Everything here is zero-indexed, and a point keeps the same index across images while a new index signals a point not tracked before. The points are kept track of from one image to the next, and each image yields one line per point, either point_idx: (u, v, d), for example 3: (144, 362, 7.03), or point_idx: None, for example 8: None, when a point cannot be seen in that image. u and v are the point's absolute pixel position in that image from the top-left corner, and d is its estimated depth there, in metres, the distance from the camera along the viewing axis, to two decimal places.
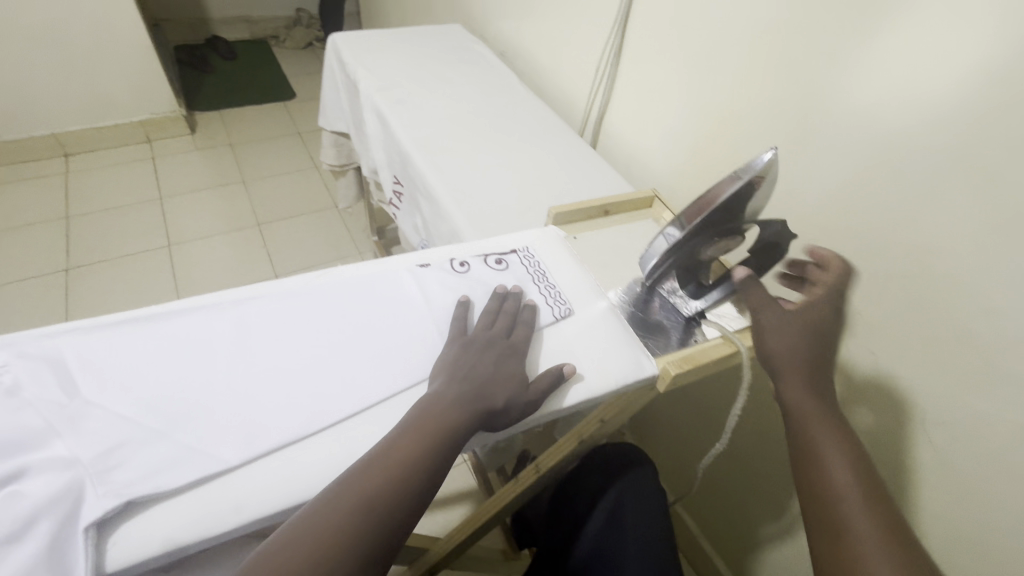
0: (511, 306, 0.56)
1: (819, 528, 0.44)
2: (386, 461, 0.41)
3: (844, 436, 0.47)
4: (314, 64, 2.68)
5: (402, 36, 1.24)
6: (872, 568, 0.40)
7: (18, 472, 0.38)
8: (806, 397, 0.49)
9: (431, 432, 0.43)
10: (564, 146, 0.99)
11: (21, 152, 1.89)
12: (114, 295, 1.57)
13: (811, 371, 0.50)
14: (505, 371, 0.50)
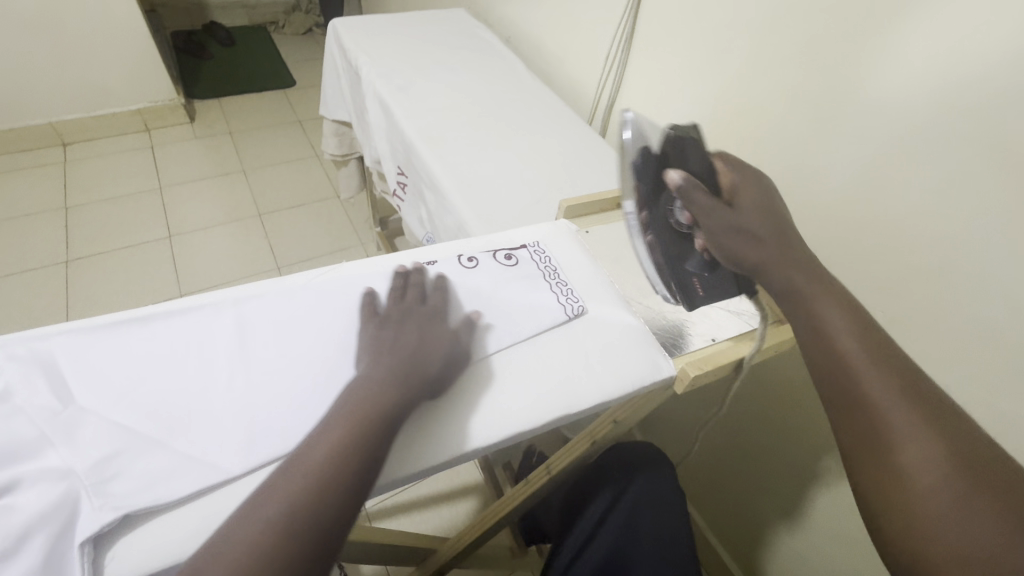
0: (417, 279, 0.53)
1: (853, 436, 0.40)
2: (312, 449, 0.38)
3: (866, 332, 0.43)
4: (315, 50, 2.63)
5: (404, 20, 1.20)
6: (899, 438, 0.37)
7: (12, 484, 0.37)
8: (817, 300, 0.45)
9: (356, 410, 0.40)
10: (573, 135, 0.96)
11: (19, 142, 1.86)
12: (114, 287, 1.55)
13: (782, 248, 0.48)
14: (428, 336, 0.48)
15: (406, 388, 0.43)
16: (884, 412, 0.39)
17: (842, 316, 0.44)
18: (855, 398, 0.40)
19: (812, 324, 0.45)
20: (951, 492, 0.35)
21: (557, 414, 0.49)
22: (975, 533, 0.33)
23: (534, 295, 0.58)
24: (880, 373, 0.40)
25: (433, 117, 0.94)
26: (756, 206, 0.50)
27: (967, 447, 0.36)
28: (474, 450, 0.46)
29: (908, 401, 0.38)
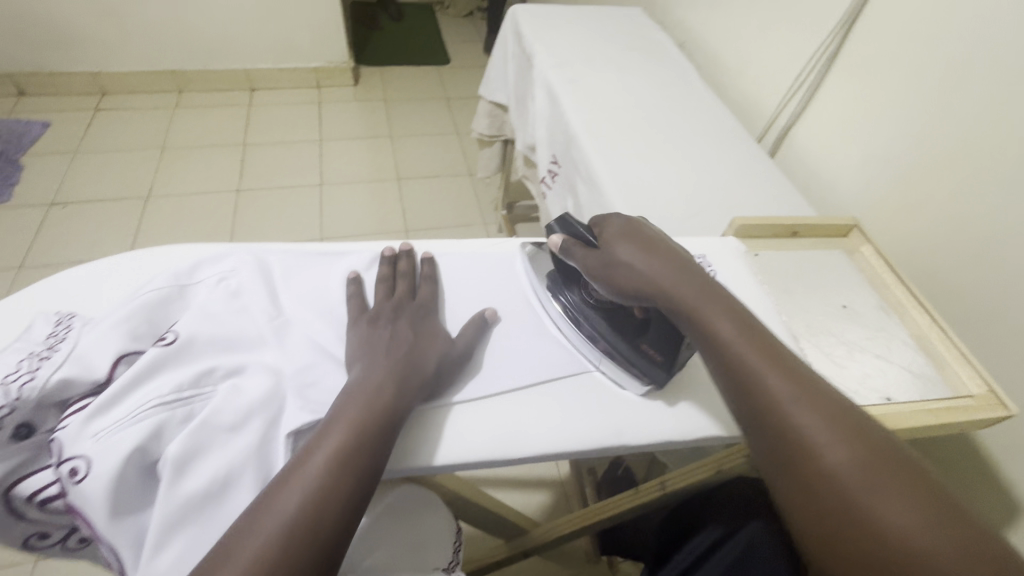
0: (406, 268, 0.54)
1: (770, 452, 0.41)
2: (314, 449, 0.38)
3: (758, 335, 0.44)
4: (472, 32, 2.75)
5: (583, 13, 1.22)
6: (880, 508, 0.36)
7: (238, 368, 0.42)
8: (701, 303, 0.46)
9: (366, 407, 0.41)
10: (741, 153, 0.91)
11: (219, 81, 2.15)
12: (270, 219, 1.75)
13: (704, 286, 0.47)
14: (426, 332, 0.49)
15: (399, 384, 0.43)
16: (797, 422, 0.40)
17: (732, 318, 0.45)
18: (766, 412, 0.41)
19: (705, 338, 0.45)
20: (878, 492, 0.36)
21: (703, 434, 0.50)
22: (904, 526, 0.34)
23: None
24: (782, 380, 0.41)
25: (600, 113, 0.95)
26: (623, 236, 0.51)
27: (873, 434, 0.39)
28: (626, 445, 0.48)
29: (812, 409, 0.40)
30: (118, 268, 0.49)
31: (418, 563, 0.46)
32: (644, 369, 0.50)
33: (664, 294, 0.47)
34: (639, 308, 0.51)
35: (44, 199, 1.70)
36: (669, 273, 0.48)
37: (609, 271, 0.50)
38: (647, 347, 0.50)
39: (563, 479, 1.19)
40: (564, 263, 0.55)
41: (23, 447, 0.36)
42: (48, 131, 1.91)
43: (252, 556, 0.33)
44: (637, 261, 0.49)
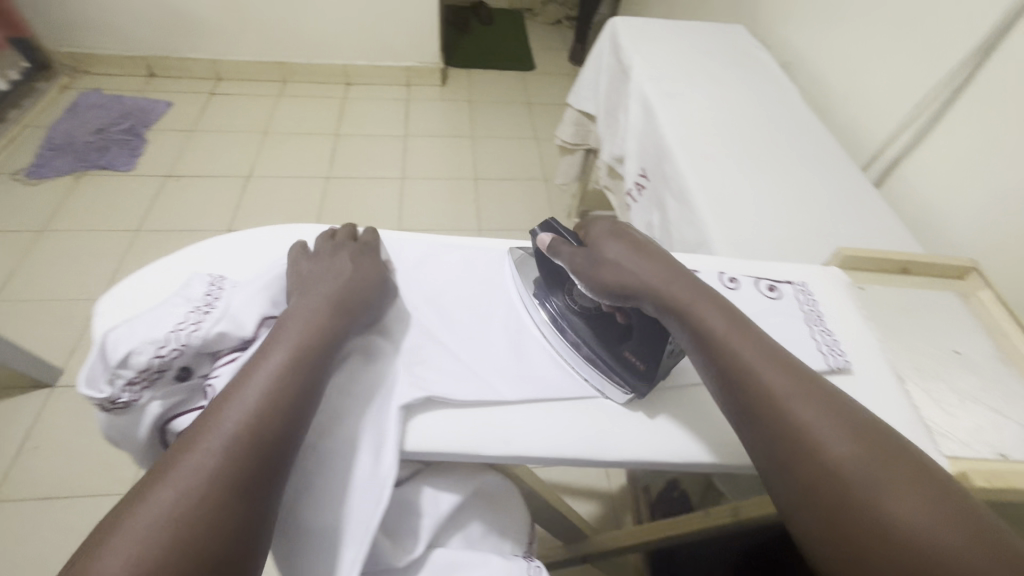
0: (364, 235, 0.55)
1: (766, 451, 0.40)
2: (252, 382, 0.39)
3: (750, 333, 0.44)
4: (559, 40, 2.79)
5: (683, 29, 1.21)
6: (882, 502, 0.35)
7: None
8: (680, 296, 0.46)
9: (303, 344, 0.42)
10: (843, 181, 0.88)
11: (320, 74, 2.30)
12: (354, 206, 1.85)
13: (670, 276, 0.47)
14: (357, 283, 0.49)
15: (333, 324, 0.45)
16: (798, 417, 0.39)
17: (721, 313, 0.45)
18: (760, 409, 0.41)
19: (690, 330, 0.45)
20: (879, 484, 0.36)
21: None
22: (910, 518, 0.34)
23: (790, 336, 0.53)
24: (780, 374, 0.41)
25: (695, 130, 0.94)
26: (608, 236, 0.50)
27: (863, 429, 0.38)
28: (728, 465, 0.46)
29: (809, 404, 0.40)
30: (257, 238, 0.55)
31: (492, 546, 0.48)
32: (622, 374, 0.48)
33: (651, 289, 0.47)
34: (621, 313, 0.50)
35: (162, 171, 1.88)
36: (650, 267, 0.48)
37: (595, 269, 0.48)
38: (629, 354, 0.48)
39: (613, 492, 1.19)
40: (552, 265, 0.53)
41: (182, 387, 0.43)
42: (170, 110, 2.11)
43: (184, 480, 0.35)
44: (622, 256, 0.48)
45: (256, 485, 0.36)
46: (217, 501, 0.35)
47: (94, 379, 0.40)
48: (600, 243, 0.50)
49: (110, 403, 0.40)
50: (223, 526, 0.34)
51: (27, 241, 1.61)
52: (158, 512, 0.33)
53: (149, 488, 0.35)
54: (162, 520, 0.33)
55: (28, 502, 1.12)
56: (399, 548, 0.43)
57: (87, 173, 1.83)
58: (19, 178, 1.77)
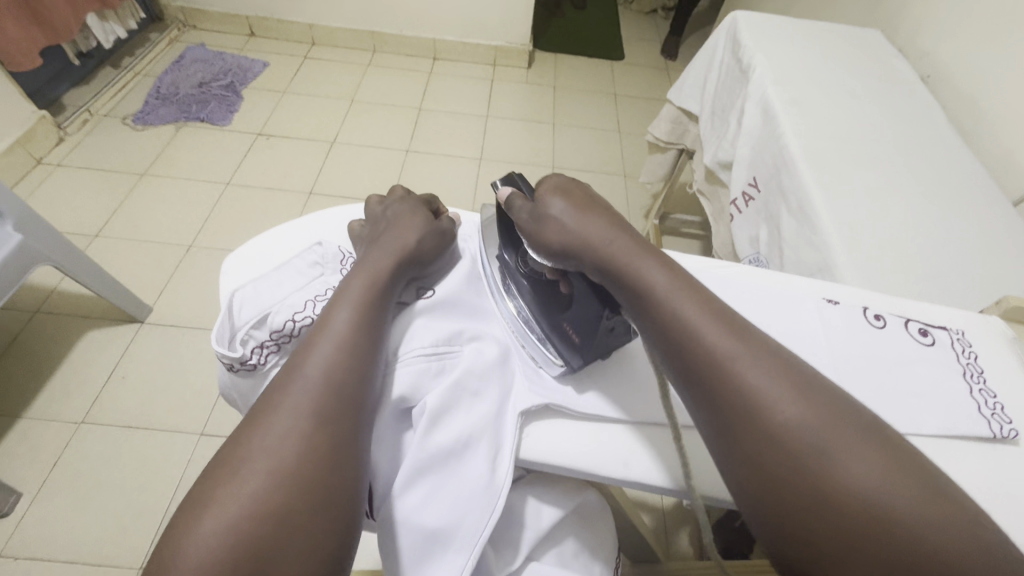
0: (417, 199, 0.53)
1: (719, 423, 0.36)
2: (323, 335, 0.39)
3: (695, 292, 0.40)
4: (651, 30, 2.67)
5: (813, 29, 1.11)
6: (848, 476, 0.32)
7: (477, 335, 0.44)
8: (641, 254, 0.42)
9: (366, 298, 0.42)
10: (989, 216, 0.78)
11: (408, 46, 2.31)
12: (431, 182, 1.85)
13: (631, 236, 0.43)
14: (402, 236, 0.47)
15: (391, 282, 0.44)
16: (749, 382, 0.36)
17: (667, 270, 0.41)
18: (707, 373, 0.37)
19: (642, 288, 0.41)
20: (826, 442, 0.33)
21: None
22: (878, 492, 0.31)
23: (946, 391, 0.47)
24: (731, 337, 0.38)
25: (822, 142, 0.86)
26: (557, 191, 0.46)
27: (831, 405, 0.35)
28: None
29: (765, 373, 0.36)
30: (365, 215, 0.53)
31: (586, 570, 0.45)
32: (558, 342, 0.44)
33: (591, 248, 0.42)
34: (565, 284, 0.45)
35: (253, 128, 1.94)
36: (601, 224, 0.44)
37: (537, 226, 0.45)
38: (566, 326, 0.43)
39: (664, 507, 1.14)
40: (509, 225, 0.49)
41: None
42: (265, 70, 2.17)
43: (278, 438, 0.36)
44: (566, 212, 0.44)
45: (345, 458, 0.36)
46: (305, 466, 0.35)
47: (225, 338, 0.41)
48: (541, 200, 0.46)
49: (239, 363, 0.40)
50: (312, 491, 0.34)
51: (130, 182, 1.71)
52: (251, 484, 0.34)
53: (236, 460, 0.35)
54: (251, 488, 0.34)
55: (112, 427, 1.20)
56: (500, 560, 0.42)
57: (187, 124, 1.92)
58: (126, 123, 1.88)
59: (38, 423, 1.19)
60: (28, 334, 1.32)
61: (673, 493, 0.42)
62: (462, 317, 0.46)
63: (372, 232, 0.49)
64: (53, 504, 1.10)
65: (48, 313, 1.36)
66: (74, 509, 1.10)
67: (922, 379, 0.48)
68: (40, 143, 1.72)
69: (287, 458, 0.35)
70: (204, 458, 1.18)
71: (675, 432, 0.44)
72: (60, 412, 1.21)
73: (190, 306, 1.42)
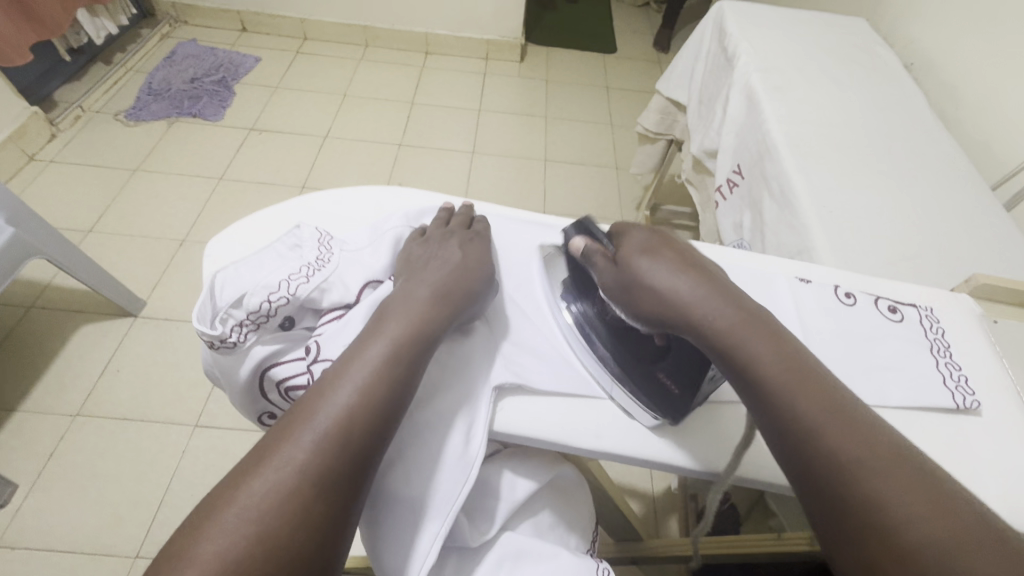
0: (480, 228, 0.52)
1: (830, 525, 0.34)
2: (353, 384, 0.37)
3: (800, 367, 0.38)
4: (644, 23, 2.67)
5: (797, 18, 1.12)
6: None
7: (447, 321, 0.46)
8: (740, 324, 0.39)
9: (405, 347, 0.40)
10: (967, 200, 0.79)
11: (401, 41, 2.31)
12: (424, 175, 1.86)
13: (735, 304, 0.41)
14: (450, 272, 0.46)
15: (430, 325, 0.42)
16: (866, 487, 0.33)
17: (771, 345, 0.39)
18: (807, 452, 0.35)
19: (744, 366, 0.38)
20: (952, 549, 0.30)
21: None
22: None
23: (914, 365, 0.49)
24: (832, 420, 0.35)
25: (805, 129, 0.87)
26: (646, 249, 0.44)
27: (952, 505, 0.32)
28: None
29: (882, 470, 0.33)
30: (368, 200, 0.54)
31: (561, 538, 0.46)
32: (655, 399, 0.43)
33: (690, 322, 0.41)
34: (660, 337, 0.45)
35: (246, 124, 1.95)
36: (696, 287, 0.41)
37: (629, 294, 0.43)
38: (663, 376, 0.44)
39: (654, 495, 1.15)
40: (583, 269, 0.48)
41: (285, 336, 0.43)
42: (258, 66, 2.17)
43: (278, 479, 0.34)
44: (661, 278, 0.42)
45: (338, 503, 0.34)
46: (291, 513, 0.33)
47: (208, 317, 0.41)
48: (628, 259, 0.44)
49: (219, 341, 0.40)
50: (316, 527, 0.33)
51: (123, 178, 1.71)
52: (237, 527, 0.32)
53: (255, 468, 0.34)
54: (250, 516, 0.33)
55: (106, 419, 1.21)
56: (475, 529, 0.43)
57: (179, 120, 1.93)
58: (119, 119, 1.89)
59: (33, 416, 1.20)
60: (22, 328, 1.33)
61: (645, 464, 0.43)
62: None
63: (420, 255, 0.48)
64: (48, 495, 1.11)
65: (42, 308, 1.37)
66: (68, 501, 1.11)
67: (889, 354, 0.49)
68: (32, 140, 1.72)
69: (282, 510, 0.33)
70: (198, 449, 1.19)
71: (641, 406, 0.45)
72: (54, 405, 1.22)
73: (184, 299, 1.43)
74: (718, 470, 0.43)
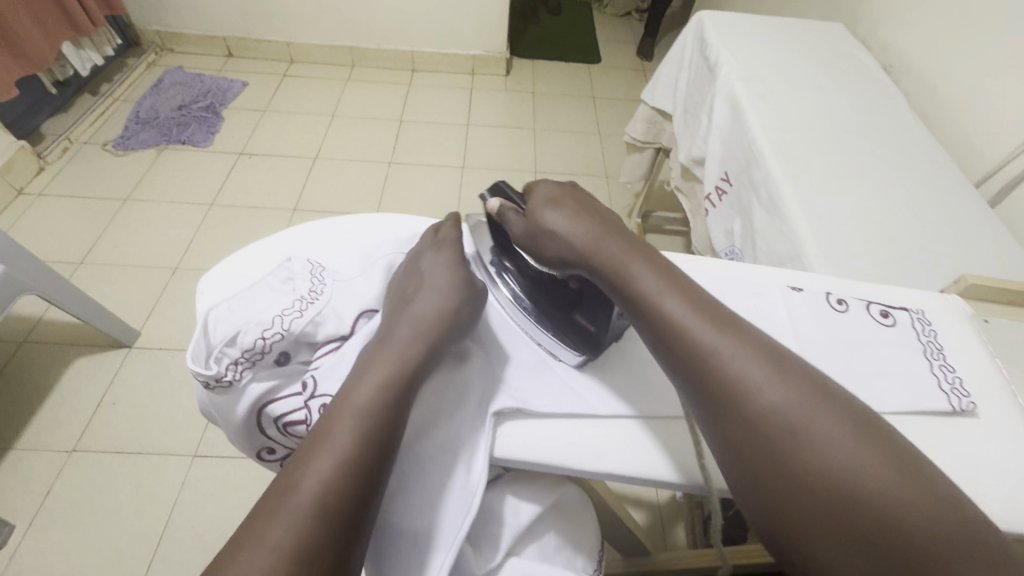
0: (447, 235, 0.51)
1: (719, 422, 0.37)
2: (330, 451, 0.35)
3: (684, 289, 0.42)
4: (626, 32, 2.71)
5: (776, 25, 1.14)
6: (827, 451, 0.34)
7: None
8: (631, 257, 0.44)
9: (385, 410, 0.38)
10: (952, 199, 0.80)
11: (386, 60, 2.33)
12: (415, 192, 1.86)
13: (624, 241, 0.45)
14: (430, 299, 0.44)
15: (407, 378, 0.40)
16: (743, 380, 0.37)
17: (655, 270, 0.43)
18: (708, 383, 0.38)
19: (640, 298, 0.42)
20: (804, 420, 0.35)
21: None
22: (849, 460, 0.33)
23: (908, 369, 0.49)
24: (716, 333, 0.39)
25: (790, 135, 0.88)
26: (548, 203, 0.48)
27: (808, 383, 0.37)
28: None
29: (753, 360, 0.37)
30: (357, 229, 0.54)
31: (568, 561, 0.46)
32: (575, 339, 0.49)
33: (592, 261, 0.45)
34: (573, 282, 0.49)
35: (235, 148, 1.95)
36: (591, 231, 0.46)
37: (536, 243, 0.48)
38: (580, 318, 0.49)
39: (661, 504, 1.15)
40: (501, 229, 0.54)
41: (281, 371, 0.43)
42: (245, 90, 2.18)
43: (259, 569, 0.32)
44: (561, 224, 0.47)
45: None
46: None
47: (202, 356, 0.41)
48: (531, 210, 0.49)
49: (215, 380, 0.40)
50: None
51: (113, 208, 1.71)
52: None
53: (235, 556, 0.32)
54: None
55: (104, 454, 1.20)
56: (480, 556, 0.43)
57: (168, 147, 1.93)
58: (107, 149, 1.88)
59: (28, 454, 1.19)
60: (15, 365, 1.31)
61: (656, 483, 0.43)
62: None
63: (404, 291, 0.46)
64: (47, 535, 1.09)
65: (35, 343, 1.35)
66: (67, 539, 1.09)
67: (882, 359, 0.50)
68: (20, 174, 1.72)
69: None
70: (198, 480, 1.17)
71: (647, 423, 0.45)
72: (49, 442, 1.20)
73: (178, 328, 1.42)
74: (706, 483, 0.42)
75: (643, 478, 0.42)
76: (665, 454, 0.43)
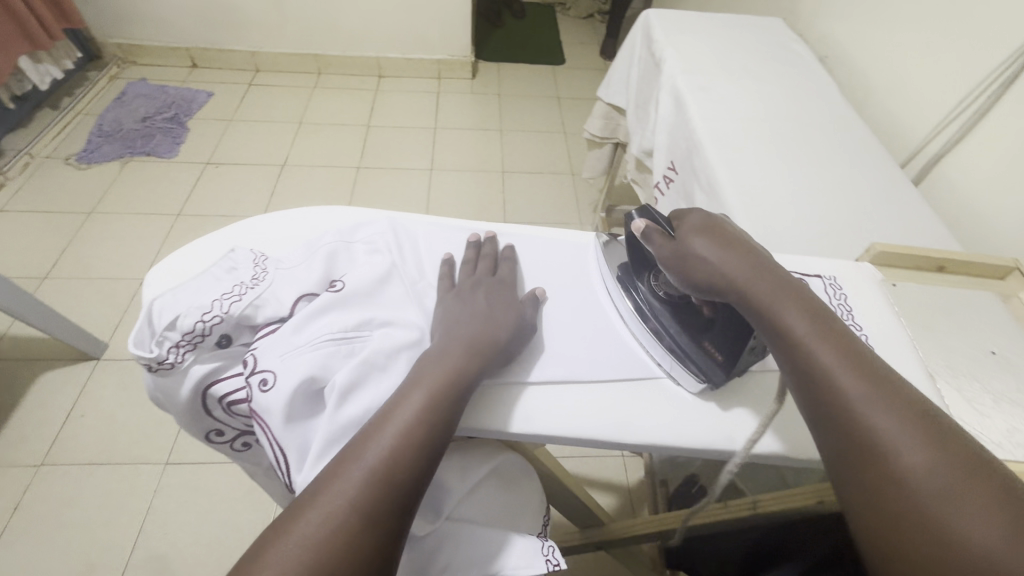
0: (506, 272, 0.54)
1: (836, 458, 0.36)
2: (384, 468, 0.37)
3: (836, 335, 0.39)
4: (589, 34, 2.77)
5: (718, 22, 1.20)
6: (959, 520, 0.30)
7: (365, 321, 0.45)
8: (777, 295, 0.42)
9: (437, 422, 0.40)
10: (876, 178, 0.85)
11: (352, 66, 2.35)
12: (384, 195, 1.88)
13: (774, 280, 0.43)
14: (495, 323, 0.48)
15: (456, 399, 0.42)
16: (866, 421, 0.35)
17: (807, 315, 0.41)
18: (829, 414, 0.37)
19: (772, 329, 0.41)
20: (942, 484, 0.32)
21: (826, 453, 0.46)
22: (982, 536, 0.29)
23: None
24: (853, 376, 0.37)
25: (727, 123, 0.93)
26: (701, 228, 0.47)
27: (958, 450, 0.33)
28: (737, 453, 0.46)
29: (890, 410, 0.35)
30: (304, 220, 0.57)
31: (509, 523, 0.49)
32: (702, 365, 0.47)
33: (732, 288, 0.44)
34: (708, 307, 0.49)
35: (201, 158, 1.95)
36: (739, 261, 0.44)
37: (682, 266, 0.47)
38: (708, 345, 0.47)
39: (630, 487, 1.18)
40: (643, 252, 0.53)
41: (223, 354, 0.45)
42: (210, 100, 2.18)
43: (289, 554, 0.34)
44: (709, 250, 0.45)
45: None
46: None
47: (145, 342, 0.43)
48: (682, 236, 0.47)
49: (157, 363, 0.43)
50: None
51: (77, 222, 1.69)
52: None
53: (274, 540, 0.35)
54: None
55: (73, 466, 1.19)
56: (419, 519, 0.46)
57: (133, 159, 1.92)
58: (70, 163, 1.87)
59: None
60: None
61: (575, 441, 0.46)
62: (359, 301, 0.47)
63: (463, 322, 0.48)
64: (15, 550, 1.08)
65: None
66: (37, 552, 1.08)
67: None
68: None
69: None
70: (170, 487, 1.18)
71: (571, 390, 0.48)
72: (16, 457, 1.19)
73: None
74: (620, 439, 0.46)
75: (566, 438, 0.46)
76: (588, 416, 0.46)
